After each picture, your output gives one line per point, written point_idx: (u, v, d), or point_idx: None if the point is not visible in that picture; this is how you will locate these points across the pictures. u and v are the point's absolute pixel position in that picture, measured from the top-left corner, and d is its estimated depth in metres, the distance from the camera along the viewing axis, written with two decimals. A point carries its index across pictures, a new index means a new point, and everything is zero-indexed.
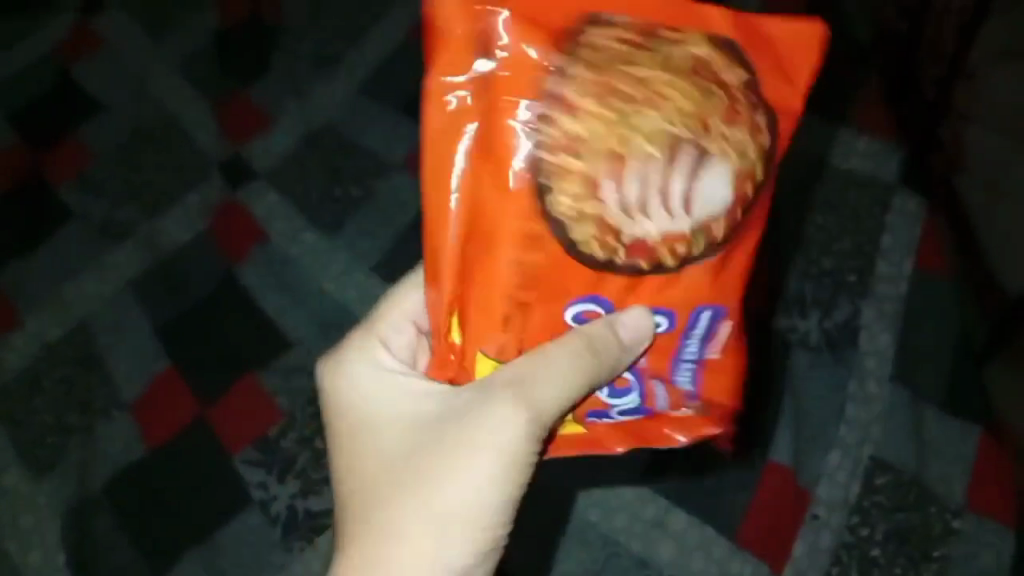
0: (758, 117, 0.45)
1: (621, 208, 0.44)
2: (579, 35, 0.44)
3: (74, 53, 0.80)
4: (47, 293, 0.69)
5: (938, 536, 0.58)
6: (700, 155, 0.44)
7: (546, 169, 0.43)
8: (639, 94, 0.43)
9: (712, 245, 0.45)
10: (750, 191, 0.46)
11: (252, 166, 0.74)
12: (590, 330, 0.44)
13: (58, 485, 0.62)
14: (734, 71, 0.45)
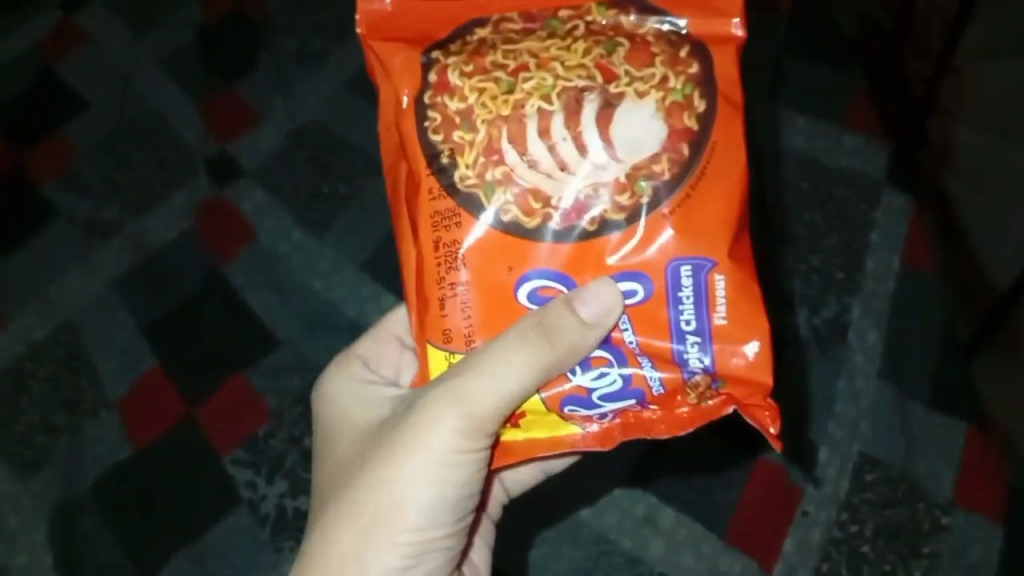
0: (681, 50, 0.39)
1: (534, 168, 0.38)
2: (460, 30, 0.40)
3: (56, 50, 0.79)
4: (31, 292, 0.68)
5: (927, 532, 0.58)
6: (609, 104, 0.38)
7: (440, 151, 0.39)
8: (520, 57, 0.39)
9: (664, 188, 0.37)
10: (692, 124, 0.38)
11: (239, 163, 0.73)
12: (545, 311, 0.37)
13: (44, 487, 0.61)
14: (630, 21, 0.40)
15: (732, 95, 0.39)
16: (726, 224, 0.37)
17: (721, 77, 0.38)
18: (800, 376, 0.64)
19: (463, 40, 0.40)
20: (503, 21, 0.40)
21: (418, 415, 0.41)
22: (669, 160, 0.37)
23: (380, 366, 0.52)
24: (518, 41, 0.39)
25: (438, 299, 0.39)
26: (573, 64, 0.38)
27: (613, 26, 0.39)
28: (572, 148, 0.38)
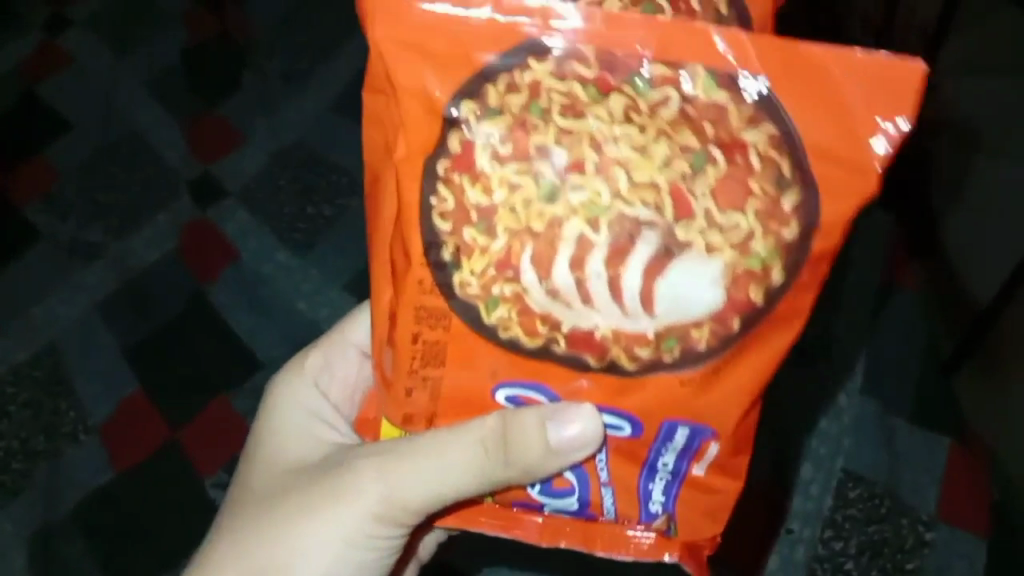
0: (785, 195, 0.36)
1: (548, 294, 0.38)
2: (498, 71, 0.36)
3: (39, 71, 0.79)
4: (12, 314, 0.68)
5: (912, 548, 0.58)
6: (667, 250, 0.36)
7: (445, 244, 0.38)
8: (577, 149, 0.36)
9: (693, 353, 0.38)
10: (756, 298, 0.37)
11: (223, 184, 0.73)
12: (516, 419, 0.39)
13: (25, 511, 0.60)
14: (742, 118, 0.36)
15: (821, 268, 0.37)
16: (742, 402, 0.39)
17: (818, 244, 0.37)
18: (783, 393, 0.64)
19: (513, 95, 0.36)
20: (573, 68, 0.36)
21: (348, 481, 0.43)
22: (711, 331, 0.38)
23: (330, 387, 0.53)
24: (583, 120, 0.36)
25: (404, 388, 0.40)
26: (642, 181, 0.36)
27: (713, 110, 0.36)
28: (604, 286, 0.37)
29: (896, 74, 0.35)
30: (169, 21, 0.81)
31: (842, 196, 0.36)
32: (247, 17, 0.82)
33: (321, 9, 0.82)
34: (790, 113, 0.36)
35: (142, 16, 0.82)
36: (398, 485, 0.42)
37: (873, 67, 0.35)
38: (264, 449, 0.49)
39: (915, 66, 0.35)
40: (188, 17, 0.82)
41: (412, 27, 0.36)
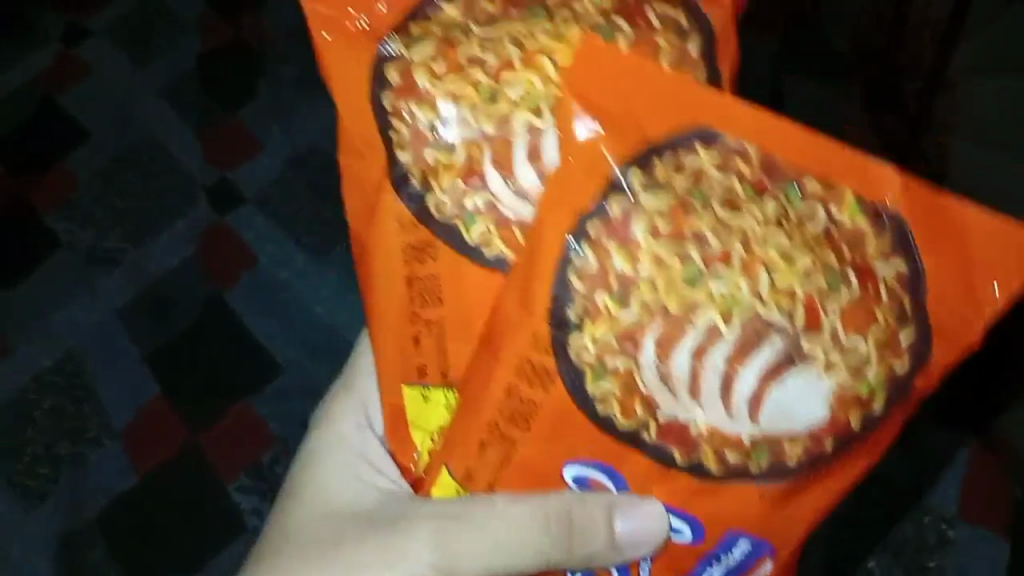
0: (901, 330, 0.34)
1: (661, 378, 0.34)
2: (673, 144, 0.34)
3: (56, 80, 0.80)
4: (33, 322, 0.69)
5: (933, 547, 0.58)
6: (788, 356, 0.33)
7: (573, 301, 0.35)
8: (730, 241, 0.33)
9: (782, 466, 0.34)
10: (856, 422, 0.34)
11: (239, 191, 0.73)
12: (583, 508, 0.36)
13: (51, 515, 0.61)
14: (878, 250, 0.33)
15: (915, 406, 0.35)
16: (805, 524, 0.35)
17: (920, 383, 0.34)
18: None
19: (678, 175, 0.34)
20: (738, 167, 0.34)
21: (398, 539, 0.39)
22: (804, 447, 0.34)
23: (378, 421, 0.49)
24: (739, 215, 0.33)
25: (477, 440, 0.37)
26: (782, 285, 0.33)
27: (853, 236, 0.34)
28: (717, 381, 0.34)
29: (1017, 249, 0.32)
30: (183, 28, 0.82)
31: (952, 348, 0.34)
32: (260, 19, 0.81)
33: None
34: (924, 253, 0.33)
35: (156, 24, 0.82)
36: (456, 548, 0.38)
37: (991, 229, 0.32)
38: (310, 490, 0.46)
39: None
40: (203, 23, 0.82)
41: (607, 69, 0.34)
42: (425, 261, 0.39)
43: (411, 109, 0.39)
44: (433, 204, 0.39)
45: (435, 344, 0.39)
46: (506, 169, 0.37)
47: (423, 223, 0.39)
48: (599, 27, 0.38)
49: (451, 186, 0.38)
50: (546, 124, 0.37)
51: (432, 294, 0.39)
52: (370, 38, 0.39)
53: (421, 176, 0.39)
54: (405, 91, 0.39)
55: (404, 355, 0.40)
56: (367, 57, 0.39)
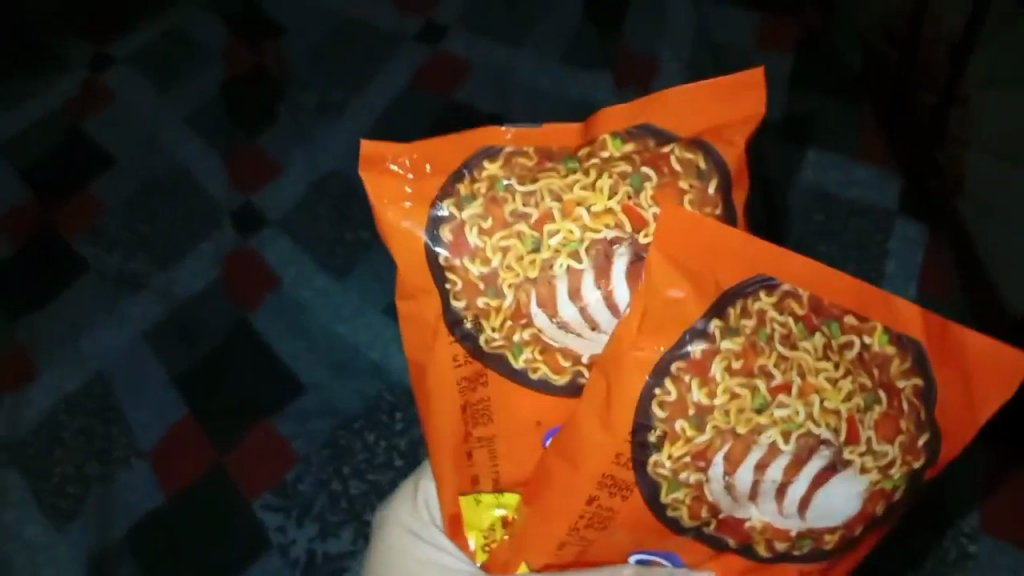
0: (920, 434, 0.39)
1: (727, 490, 0.39)
2: (739, 292, 0.39)
3: (82, 108, 0.82)
4: (63, 345, 0.70)
5: (955, 561, 0.57)
6: (832, 465, 0.38)
7: (654, 427, 0.39)
8: (789, 372, 0.37)
9: (817, 550, 0.40)
10: (878, 509, 0.40)
11: (262, 214, 0.75)
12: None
13: (80, 533, 0.62)
14: (899, 369, 0.39)
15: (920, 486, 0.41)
16: None
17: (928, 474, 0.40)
18: None
19: (745, 319, 0.38)
20: (791, 307, 0.39)
21: None
22: (840, 534, 0.40)
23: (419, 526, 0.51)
24: (796, 350, 0.38)
25: (558, 539, 0.43)
26: (829, 408, 0.37)
27: (880, 360, 0.39)
28: (775, 489, 0.38)
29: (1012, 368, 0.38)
30: (207, 58, 0.84)
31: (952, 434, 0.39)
32: (282, 49, 0.84)
33: (354, 40, 0.84)
34: (934, 368, 0.39)
35: (181, 53, 0.85)
36: None
37: (992, 353, 0.38)
38: None
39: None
40: (227, 53, 0.84)
41: (689, 222, 0.37)
42: (477, 388, 0.45)
43: (463, 263, 0.42)
44: (483, 339, 0.43)
45: (484, 457, 0.47)
46: (577, 296, 0.41)
47: (475, 356, 0.44)
48: (629, 175, 0.41)
49: (499, 325, 0.43)
50: (584, 265, 0.41)
51: (483, 416, 0.45)
52: (419, 206, 0.43)
53: (473, 318, 0.43)
54: (458, 247, 0.42)
55: (457, 470, 0.47)
56: (422, 221, 0.42)
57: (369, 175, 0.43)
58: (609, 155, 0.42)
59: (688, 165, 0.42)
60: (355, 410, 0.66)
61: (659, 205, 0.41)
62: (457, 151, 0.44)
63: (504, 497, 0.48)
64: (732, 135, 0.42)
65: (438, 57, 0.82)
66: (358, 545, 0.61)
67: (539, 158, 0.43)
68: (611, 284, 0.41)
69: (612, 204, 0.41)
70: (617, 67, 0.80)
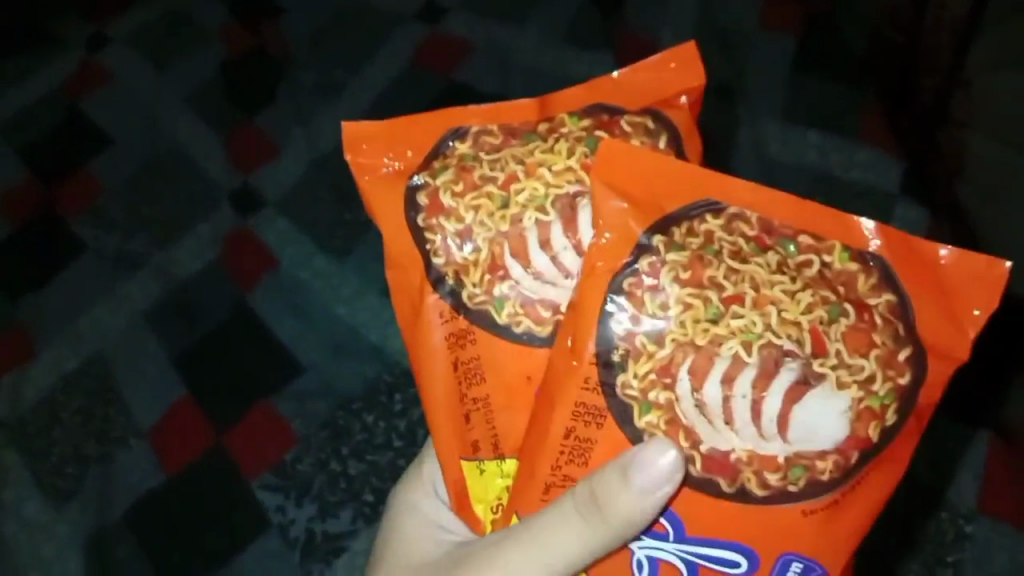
0: (900, 348, 0.36)
1: (699, 411, 0.37)
2: (686, 216, 0.38)
3: (80, 89, 0.81)
4: (61, 326, 0.70)
5: (952, 542, 0.58)
6: (803, 380, 0.35)
7: (616, 346, 0.38)
8: (741, 284, 0.36)
9: (818, 482, 0.36)
10: (874, 434, 0.36)
11: (261, 195, 0.75)
12: (605, 485, 0.37)
13: (79, 514, 0.62)
14: (867, 286, 0.37)
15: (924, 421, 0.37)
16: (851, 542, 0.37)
17: (923, 396, 0.36)
18: None
19: (692, 238, 0.38)
20: (740, 228, 0.38)
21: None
22: (834, 463, 0.36)
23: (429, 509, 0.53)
24: (747, 264, 0.37)
25: (542, 484, 0.40)
26: (789, 318, 0.36)
27: (846, 276, 0.37)
28: (748, 406, 0.36)
29: (981, 267, 0.36)
30: (206, 38, 0.83)
31: (945, 354, 0.36)
32: (280, 29, 0.84)
33: (352, 19, 0.84)
34: (903, 284, 0.37)
35: (179, 33, 0.84)
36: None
37: (959, 258, 0.36)
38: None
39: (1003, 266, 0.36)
40: (224, 33, 0.84)
41: (633, 154, 0.38)
42: (466, 345, 0.43)
43: (438, 223, 0.43)
44: (465, 294, 0.43)
45: (483, 420, 0.44)
46: (549, 246, 0.42)
47: (460, 312, 0.43)
48: (585, 138, 0.43)
49: (479, 279, 0.43)
50: (552, 217, 0.42)
51: (475, 376, 0.43)
52: (400, 177, 0.44)
53: (454, 274, 0.43)
54: (433, 208, 0.43)
55: (457, 435, 0.44)
56: (398, 191, 0.44)
57: (350, 157, 0.45)
58: (569, 129, 0.43)
59: (638, 126, 0.43)
60: (354, 392, 0.66)
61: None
62: (432, 130, 0.45)
63: (509, 464, 0.44)
64: (678, 98, 0.45)
65: (437, 36, 0.82)
66: (357, 525, 0.61)
67: (503, 134, 0.44)
68: (581, 234, 0.41)
69: (571, 162, 0.42)
70: (619, 48, 0.79)
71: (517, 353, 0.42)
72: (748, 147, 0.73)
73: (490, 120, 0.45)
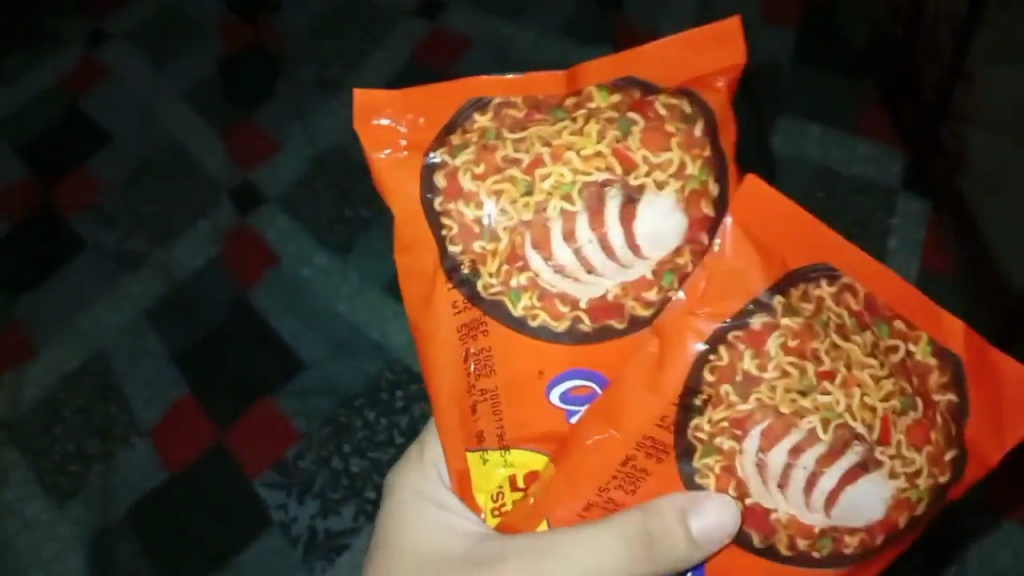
0: (947, 450, 0.42)
1: (758, 470, 0.42)
2: (803, 277, 0.43)
3: (79, 86, 0.81)
4: (62, 323, 0.70)
5: (955, 537, 0.57)
6: (863, 463, 0.41)
7: (700, 391, 0.43)
8: (837, 361, 0.41)
9: (840, 554, 0.43)
10: (902, 521, 0.42)
11: (262, 191, 0.74)
12: (659, 518, 0.42)
13: (81, 512, 0.62)
14: (938, 383, 0.42)
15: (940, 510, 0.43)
16: None
17: (951, 493, 0.43)
18: None
19: (805, 303, 0.42)
20: (847, 301, 0.43)
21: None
22: (860, 538, 0.42)
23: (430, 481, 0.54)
24: (847, 341, 0.41)
25: (586, 501, 0.45)
26: (869, 404, 0.41)
27: (924, 368, 0.42)
28: (805, 475, 0.41)
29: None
30: (205, 35, 0.83)
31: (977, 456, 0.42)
32: (279, 24, 0.83)
33: (352, 13, 0.83)
34: (968, 386, 0.42)
35: (178, 28, 0.84)
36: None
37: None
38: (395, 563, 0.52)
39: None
40: (224, 28, 0.83)
41: (749, 212, 0.43)
42: (477, 336, 0.46)
43: (458, 208, 0.46)
44: (481, 284, 0.46)
45: (490, 411, 0.46)
46: (571, 239, 0.44)
47: (474, 303, 0.46)
48: (616, 120, 0.45)
49: (496, 270, 0.45)
50: (577, 208, 0.44)
51: (486, 369, 0.46)
52: (412, 152, 0.47)
53: (470, 264, 0.46)
54: (452, 192, 0.46)
55: (462, 424, 0.47)
56: (416, 167, 0.47)
57: (362, 129, 0.47)
58: (597, 105, 0.45)
59: (674, 110, 0.45)
60: (356, 389, 0.66)
61: (647, 146, 0.44)
62: (446, 105, 0.47)
63: (512, 454, 0.47)
64: (714, 81, 0.46)
65: (437, 31, 0.81)
66: (358, 523, 0.61)
67: (527, 108, 0.46)
68: (605, 227, 0.44)
69: (601, 147, 0.44)
70: (620, 42, 0.79)
71: (528, 343, 0.46)
72: (749, 142, 0.73)
73: (512, 92, 0.47)
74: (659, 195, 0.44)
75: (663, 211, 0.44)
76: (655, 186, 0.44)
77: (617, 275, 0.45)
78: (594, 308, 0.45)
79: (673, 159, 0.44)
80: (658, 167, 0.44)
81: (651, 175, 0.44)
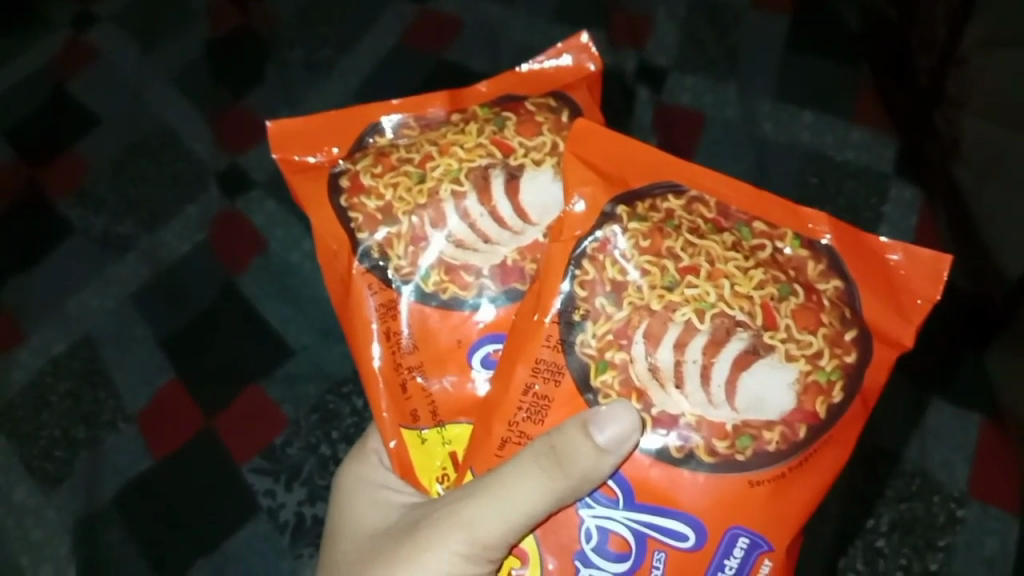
0: (846, 330, 0.42)
1: (651, 371, 0.42)
2: (649, 192, 0.45)
3: (68, 68, 0.80)
4: (48, 307, 0.69)
5: (942, 525, 0.57)
6: (753, 350, 0.41)
7: (576, 308, 0.43)
8: (697, 257, 0.43)
9: (763, 453, 0.41)
10: (822, 409, 0.41)
11: (249, 175, 0.74)
12: (562, 435, 0.40)
13: (70, 497, 0.62)
14: (817, 272, 0.43)
15: (868, 400, 0.42)
16: (802, 513, 0.41)
17: (868, 375, 0.42)
18: None
19: (654, 212, 0.44)
20: (701, 210, 0.45)
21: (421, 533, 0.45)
22: (782, 434, 0.41)
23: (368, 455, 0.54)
24: (704, 240, 0.43)
25: (499, 439, 0.44)
26: (742, 292, 0.42)
27: (797, 262, 0.44)
28: (698, 372, 0.41)
29: (929, 262, 0.43)
30: (193, 18, 0.82)
31: (887, 325, 0.43)
32: (268, 7, 0.83)
33: None
34: (850, 271, 0.44)
35: (166, 11, 0.83)
36: (478, 521, 0.43)
37: (908, 259, 0.43)
38: (344, 533, 0.52)
39: (946, 262, 0.43)
40: (212, 11, 0.83)
41: (598, 136, 0.46)
42: (395, 314, 0.48)
43: (360, 201, 0.49)
44: (392, 268, 0.48)
45: (420, 389, 0.47)
46: (462, 213, 0.48)
47: (390, 284, 0.48)
48: (492, 119, 0.50)
49: (404, 252, 0.48)
50: (466, 187, 0.48)
51: (404, 342, 0.48)
52: (322, 168, 0.51)
53: (378, 248, 0.48)
54: (355, 189, 0.49)
55: (396, 404, 0.48)
56: (323, 180, 0.51)
57: (278, 154, 0.52)
58: (480, 115, 0.51)
59: (542, 106, 0.51)
60: (343, 374, 0.66)
61: (522, 134, 0.49)
62: (353, 126, 0.52)
63: (447, 431, 0.47)
64: (574, 86, 0.53)
65: (426, 12, 0.81)
66: None
67: (420, 127, 0.52)
68: (494, 200, 0.48)
69: (481, 139, 0.49)
70: (610, 26, 0.78)
71: (441, 318, 0.48)
72: (741, 127, 0.72)
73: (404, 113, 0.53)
74: (539, 170, 0.48)
75: (544, 182, 0.48)
76: (534, 164, 0.48)
77: (512, 241, 0.48)
78: (495, 274, 0.48)
79: (546, 141, 0.49)
80: (534, 149, 0.49)
81: (528, 156, 0.49)
